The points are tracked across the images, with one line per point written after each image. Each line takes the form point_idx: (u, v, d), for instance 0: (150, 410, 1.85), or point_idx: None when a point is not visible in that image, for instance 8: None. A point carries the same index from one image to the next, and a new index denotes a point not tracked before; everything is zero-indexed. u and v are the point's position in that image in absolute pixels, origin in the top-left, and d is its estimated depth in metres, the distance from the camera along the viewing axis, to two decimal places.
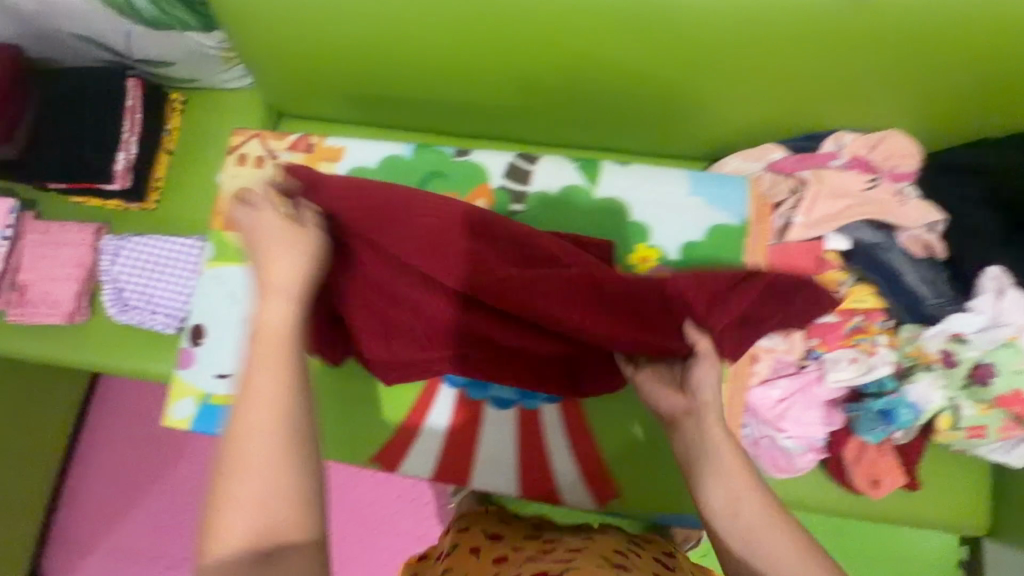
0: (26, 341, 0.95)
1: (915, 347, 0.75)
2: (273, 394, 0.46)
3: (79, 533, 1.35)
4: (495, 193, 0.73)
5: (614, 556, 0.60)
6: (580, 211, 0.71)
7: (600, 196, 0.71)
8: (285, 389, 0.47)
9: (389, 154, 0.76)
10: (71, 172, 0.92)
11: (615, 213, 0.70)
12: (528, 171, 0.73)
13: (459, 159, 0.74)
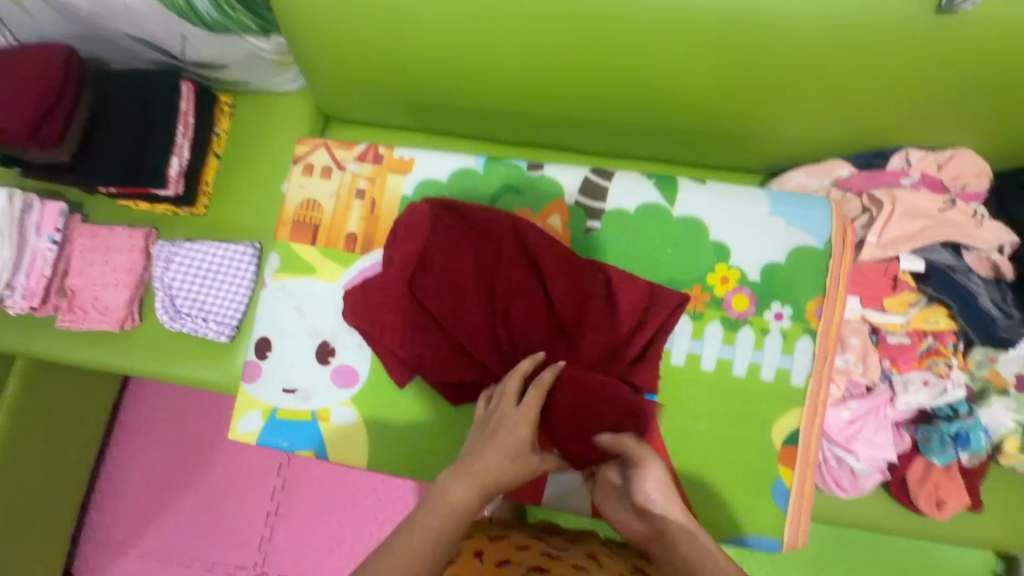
0: (76, 347, 0.94)
1: (989, 372, 0.74)
2: (433, 531, 0.51)
3: (112, 533, 1.28)
4: (570, 210, 0.72)
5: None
6: (657, 228, 0.71)
7: (678, 214, 0.71)
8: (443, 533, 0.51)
9: (460, 167, 0.75)
10: (126, 176, 0.91)
11: (694, 231, 0.70)
12: (604, 188, 0.72)
13: (533, 173, 0.74)
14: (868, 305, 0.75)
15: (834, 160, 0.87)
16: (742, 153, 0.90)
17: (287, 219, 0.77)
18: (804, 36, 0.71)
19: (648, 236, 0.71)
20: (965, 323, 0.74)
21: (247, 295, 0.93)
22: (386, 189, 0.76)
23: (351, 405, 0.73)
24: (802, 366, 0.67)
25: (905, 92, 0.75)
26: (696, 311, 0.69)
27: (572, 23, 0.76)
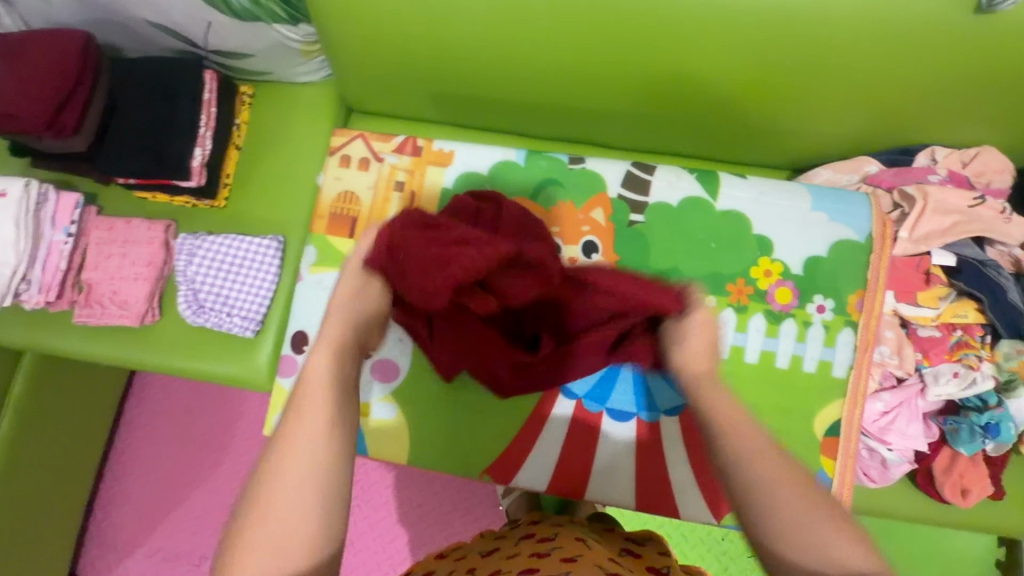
0: (93, 342, 0.92)
1: (1017, 364, 0.75)
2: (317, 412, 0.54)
3: (119, 531, 1.19)
4: (613, 203, 0.73)
5: (603, 570, 0.62)
6: (702, 222, 0.72)
7: (721, 208, 0.72)
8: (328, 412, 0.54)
9: (501, 159, 0.75)
10: (146, 167, 0.89)
11: (737, 226, 0.72)
12: (646, 181, 0.73)
13: (575, 167, 0.74)
14: (902, 299, 0.78)
15: (862, 157, 0.90)
16: (770, 149, 0.91)
17: (322, 212, 0.76)
18: (845, 36, 0.72)
19: (693, 229, 0.72)
20: (994, 317, 0.76)
21: (272, 289, 0.92)
22: (424, 182, 0.76)
23: (392, 401, 0.76)
24: (844, 358, 0.70)
25: (937, 93, 0.77)
26: (740, 304, 0.71)
27: (611, 19, 0.75)
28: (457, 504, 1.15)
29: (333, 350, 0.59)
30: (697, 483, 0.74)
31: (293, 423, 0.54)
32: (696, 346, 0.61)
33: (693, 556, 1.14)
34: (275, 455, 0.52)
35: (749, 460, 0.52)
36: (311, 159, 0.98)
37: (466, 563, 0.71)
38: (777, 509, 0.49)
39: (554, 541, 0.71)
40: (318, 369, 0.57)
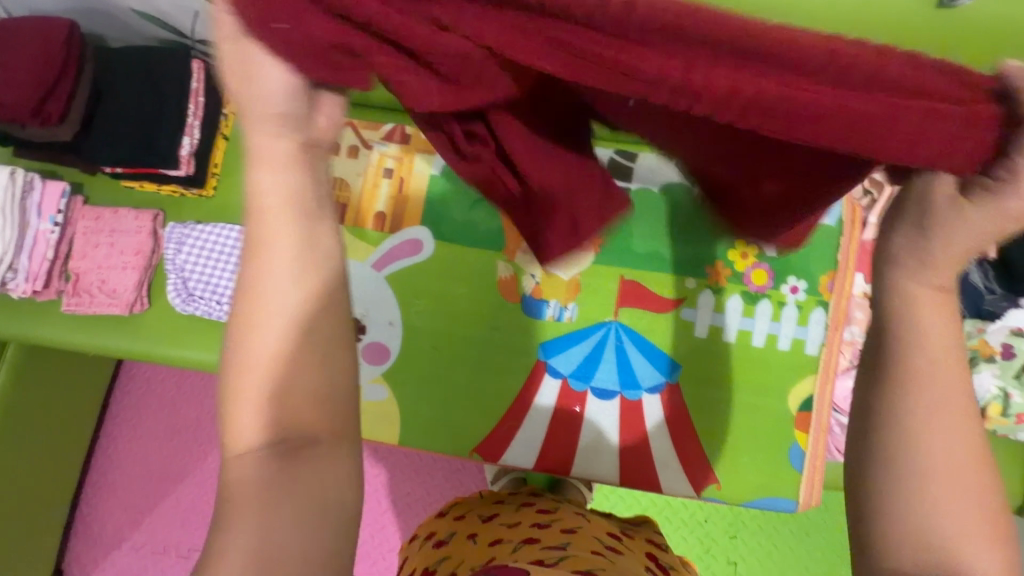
0: (81, 332, 0.92)
1: (978, 341, 0.81)
2: (280, 273, 0.39)
3: (106, 525, 1.18)
4: None
5: (601, 546, 0.65)
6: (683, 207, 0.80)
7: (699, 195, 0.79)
8: (296, 268, 0.40)
9: None
10: (134, 156, 0.89)
11: None
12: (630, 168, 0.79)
13: None
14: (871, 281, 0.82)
15: None
16: None
17: None
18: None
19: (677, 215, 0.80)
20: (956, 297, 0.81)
21: None
22: (412, 169, 0.83)
23: (382, 382, 0.79)
24: (816, 337, 0.77)
25: None
26: (719, 285, 0.79)
27: None
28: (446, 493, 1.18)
29: (285, 169, 0.39)
30: (679, 460, 0.76)
31: (264, 267, 0.39)
32: (952, 243, 0.34)
33: (677, 538, 1.18)
34: (250, 312, 0.40)
35: (929, 387, 0.35)
36: None
37: (466, 526, 0.74)
38: (925, 468, 0.34)
39: (554, 513, 0.74)
40: (273, 199, 0.39)
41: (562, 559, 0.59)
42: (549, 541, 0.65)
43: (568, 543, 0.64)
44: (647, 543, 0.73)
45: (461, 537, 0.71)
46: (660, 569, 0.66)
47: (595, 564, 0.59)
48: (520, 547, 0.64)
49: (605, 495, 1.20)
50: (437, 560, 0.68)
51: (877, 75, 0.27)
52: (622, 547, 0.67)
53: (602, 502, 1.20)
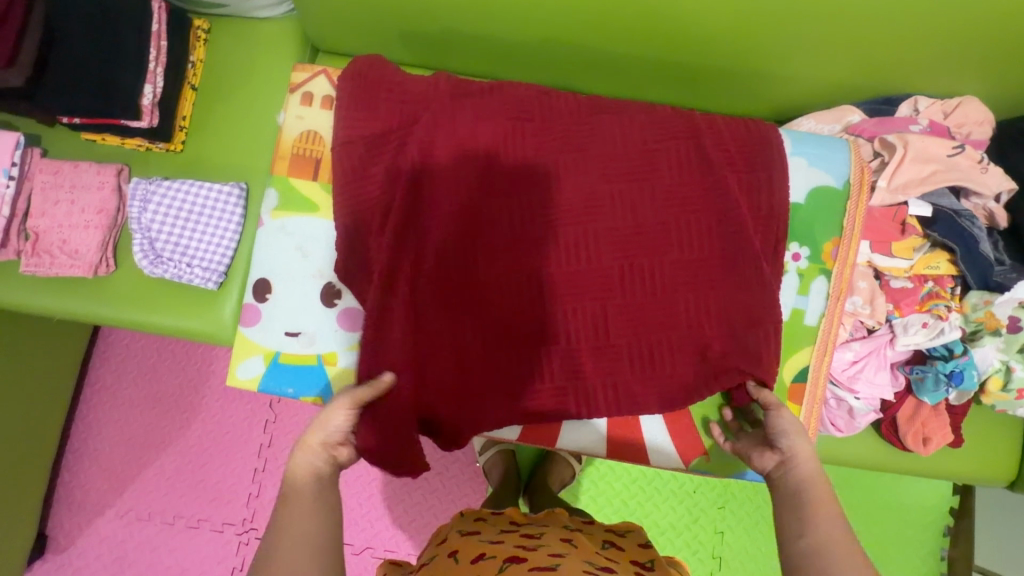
0: (46, 293, 0.87)
1: (984, 314, 0.77)
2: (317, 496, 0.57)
3: (88, 492, 1.16)
4: None
5: (592, 566, 0.63)
6: None
7: None
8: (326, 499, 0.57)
9: None
10: (94, 104, 0.82)
11: None
12: None
13: None
14: (877, 249, 0.77)
15: (846, 107, 0.87)
16: (750, 95, 0.88)
17: (284, 154, 0.79)
18: None
19: None
20: (965, 268, 0.76)
21: (235, 238, 0.87)
22: None
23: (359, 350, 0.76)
24: (817, 307, 0.76)
25: (917, 42, 0.75)
26: None
27: None
28: (433, 462, 1.19)
29: (310, 459, 0.59)
30: (668, 428, 0.77)
31: (291, 508, 0.55)
32: (795, 432, 0.64)
33: (665, 508, 1.18)
34: (284, 516, 0.55)
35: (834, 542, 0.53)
36: (273, 104, 0.92)
37: (447, 546, 0.72)
38: (826, 553, 0.53)
39: (540, 538, 0.71)
40: (299, 475, 0.58)
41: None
42: (537, 561, 0.63)
43: (557, 564, 0.62)
44: (631, 563, 0.71)
45: (442, 562, 0.68)
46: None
47: None
48: (506, 568, 0.62)
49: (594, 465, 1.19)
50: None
51: (552, 263, 0.71)
52: (611, 566, 0.66)
53: (590, 471, 1.19)
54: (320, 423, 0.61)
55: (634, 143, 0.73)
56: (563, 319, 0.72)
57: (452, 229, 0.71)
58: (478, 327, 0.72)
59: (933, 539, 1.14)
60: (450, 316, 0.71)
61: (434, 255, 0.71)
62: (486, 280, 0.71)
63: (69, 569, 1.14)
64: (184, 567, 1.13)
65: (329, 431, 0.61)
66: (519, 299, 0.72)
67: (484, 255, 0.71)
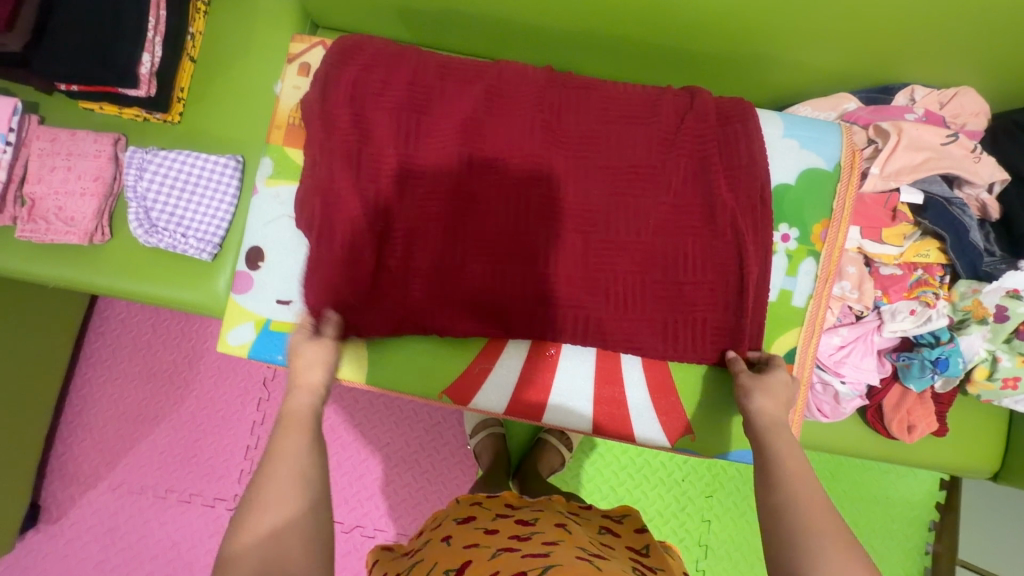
0: (42, 260, 0.87)
1: (972, 302, 0.78)
2: (302, 441, 0.58)
3: (80, 464, 1.17)
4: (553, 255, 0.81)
5: (586, 552, 0.64)
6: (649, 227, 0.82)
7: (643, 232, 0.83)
8: (311, 441, 0.58)
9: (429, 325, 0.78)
10: (91, 70, 0.81)
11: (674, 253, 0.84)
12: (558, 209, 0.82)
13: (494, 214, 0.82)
14: (867, 236, 0.77)
15: (842, 95, 0.88)
16: (746, 80, 0.89)
17: (282, 123, 0.80)
18: None
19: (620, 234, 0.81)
20: (955, 257, 0.76)
21: (231, 210, 0.88)
22: None
23: None
24: (804, 288, 0.76)
25: (909, 32, 0.76)
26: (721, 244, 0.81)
27: None
28: (424, 444, 1.20)
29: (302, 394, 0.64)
30: (655, 408, 0.78)
31: (278, 445, 0.57)
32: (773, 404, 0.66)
33: (652, 496, 1.18)
34: (276, 453, 0.56)
35: (796, 493, 0.55)
36: (270, 76, 0.92)
37: (441, 530, 0.74)
38: (788, 497, 0.55)
39: (534, 524, 0.72)
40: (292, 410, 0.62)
41: (545, 569, 0.57)
42: (531, 549, 0.63)
43: (551, 551, 0.62)
44: (629, 548, 0.73)
45: (435, 548, 0.69)
46: (644, 571, 0.66)
47: (578, 567, 0.57)
48: (499, 556, 0.63)
49: (584, 450, 1.20)
50: (411, 566, 0.68)
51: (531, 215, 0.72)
52: (604, 552, 0.66)
53: (580, 457, 1.20)
54: (311, 357, 0.67)
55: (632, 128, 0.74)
56: (563, 256, 0.73)
57: (433, 198, 0.72)
58: (493, 263, 0.72)
59: (918, 533, 1.15)
60: (479, 254, 0.72)
61: (411, 212, 0.72)
62: (479, 235, 0.72)
63: (62, 539, 1.15)
64: (176, 541, 1.15)
65: (321, 367, 0.66)
66: (514, 240, 0.72)
67: (474, 217, 0.72)
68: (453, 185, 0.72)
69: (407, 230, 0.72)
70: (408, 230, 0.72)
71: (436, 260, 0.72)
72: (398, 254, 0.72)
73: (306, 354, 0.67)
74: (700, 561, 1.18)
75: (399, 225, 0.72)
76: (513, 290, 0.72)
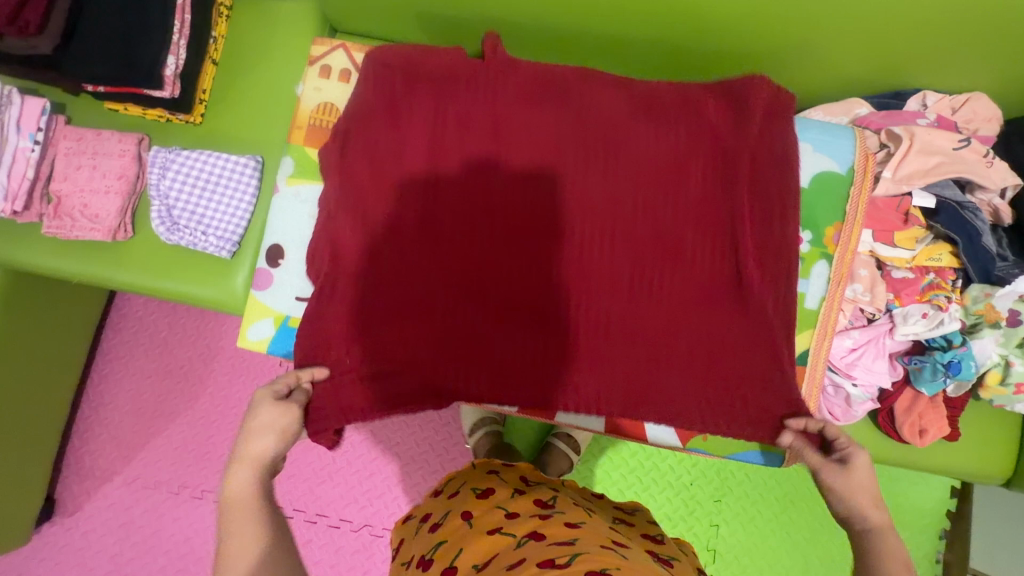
0: (66, 256, 0.89)
1: (984, 306, 0.78)
2: (250, 544, 0.55)
3: (97, 459, 1.19)
4: None
5: (609, 541, 0.64)
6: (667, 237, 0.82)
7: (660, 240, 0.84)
8: (262, 544, 0.55)
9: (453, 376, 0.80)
10: (116, 71, 0.83)
11: None
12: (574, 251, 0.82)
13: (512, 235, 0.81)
14: (880, 239, 0.78)
15: (853, 99, 0.89)
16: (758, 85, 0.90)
17: (302, 124, 0.82)
18: None
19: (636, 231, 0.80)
20: (967, 261, 0.77)
21: (250, 209, 0.90)
22: None
23: None
24: (817, 290, 0.77)
25: (922, 37, 0.76)
26: None
27: None
28: (434, 443, 1.21)
29: (254, 469, 0.59)
30: None
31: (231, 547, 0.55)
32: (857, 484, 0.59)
33: (660, 498, 1.19)
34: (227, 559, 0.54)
35: None
36: (290, 79, 0.94)
37: (461, 504, 0.75)
38: None
39: (553, 505, 0.73)
40: (241, 493, 0.57)
41: (573, 557, 0.57)
42: (555, 536, 0.63)
43: (575, 540, 0.62)
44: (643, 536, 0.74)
45: (455, 527, 0.71)
46: (662, 562, 0.67)
47: (605, 557, 0.58)
48: (524, 545, 0.63)
49: (592, 451, 1.20)
50: (433, 545, 0.69)
51: (553, 203, 0.74)
52: (625, 541, 0.67)
53: (588, 458, 1.20)
54: (265, 427, 0.61)
55: (646, 143, 0.74)
56: (585, 246, 0.73)
57: (460, 190, 0.74)
58: (517, 248, 0.73)
59: (929, 541, 1.14)
60: (503, 241, 0.73)
61: (436, 201, 0.74)
62: (502, 221, 0.74)
63: (78, 532, 1.17)
64: (189, 536, 1.16)
65: (275, 439, 0.60)
66: (539, 226, 0.74)
67: (497, 206, 0.74)
68: (467, 187, 0.73)
69: (432, 215, 0.74)
70: (433, 220, 0.74)
71: (461, 245, 0.73)
72: (420, 241, 0.73)
73: (262, 415, 0.61)
74: (708, 565, 1.17)
75: (426, 211, 0.74)
76: (537, 275, 0.73)
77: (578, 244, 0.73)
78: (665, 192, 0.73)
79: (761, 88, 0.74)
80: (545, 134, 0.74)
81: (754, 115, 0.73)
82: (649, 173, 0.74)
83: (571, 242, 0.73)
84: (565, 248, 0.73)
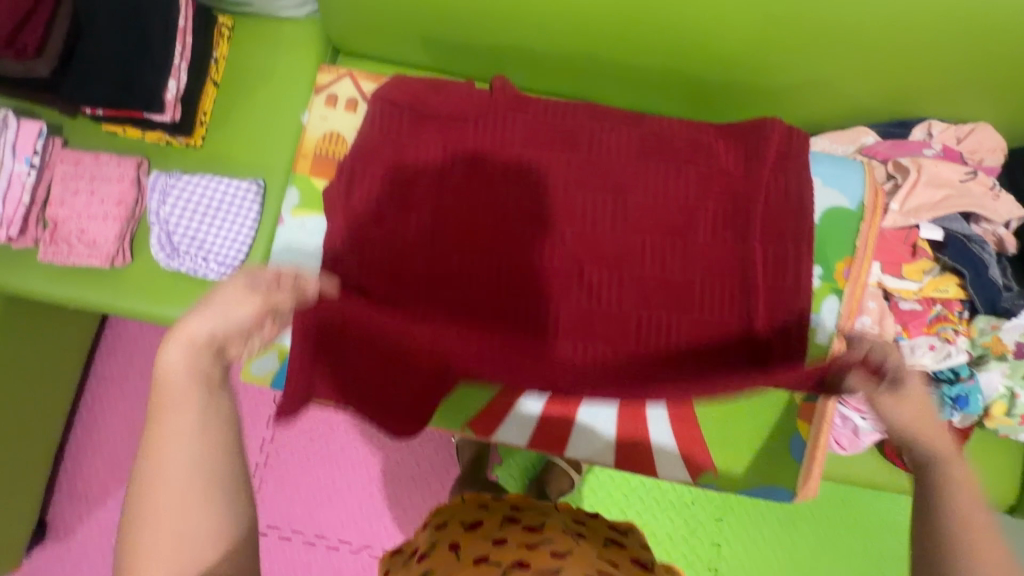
0: (62, 282, 0.88)
1: (991, 339, 0.78)
2: (189, 444, 0.43)
3: (90, 483, 1.16)
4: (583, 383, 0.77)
5: (595, 569, 0.63)
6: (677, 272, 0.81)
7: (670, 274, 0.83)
8: (201, 442, 0.44)
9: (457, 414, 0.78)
10: (115, 95, 0.82)
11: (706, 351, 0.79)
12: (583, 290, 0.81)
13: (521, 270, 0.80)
14: (888, 271, 0.78)
15: (860, 128, 0.89)
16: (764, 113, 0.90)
17: (308, 152, 0.81)
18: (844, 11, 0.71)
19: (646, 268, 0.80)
20: (974, 292, 0.77)
21: (251, 234, 0.88)
22: None
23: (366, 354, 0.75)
24: (828, 324, 0.76)
25: (930, 70, 0.77)
26: None
27: None
28: (435, 465, 1.20)
29: (192, 348, 0.46)
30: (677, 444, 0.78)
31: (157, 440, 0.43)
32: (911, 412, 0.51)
33: (662, 519, 1.18)
34: (157, 455, 0.43)
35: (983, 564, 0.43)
36: (293, 102, 0.93)
37: (448, 536, 0.73)
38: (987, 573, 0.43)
39: (541, 532, 0.71)
40: (175, 376, 0.45)
41: None
42: (540, 565, 0.62)
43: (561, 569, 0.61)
44: (635, 558, 0.73)
45: (442, 559, 0.69)
46: None
47: None
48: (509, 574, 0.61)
49: (594, 472, 1.19)
50: None
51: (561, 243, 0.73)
52: (613, 568, 0.66)
53: (590, 478, 1.20)
54: (218, 309, 0.47)
55: (656, 175, 0.74)
56: (594, 284, 0.73)
57: (468, 227, 0.73)
58: (523, 287, 0.73)
59: None
60: (509, 280, 0.73)
61: (444, 240, 0.73)
62: (509, 259, 0.73)
63: (70, 558, 1.14)
64: None
65: (222, 323, 0.47)
66: (546, 265, 0.73)
67: (504, 245, 0.73)
68: (476, 221, 0.73)
69: (439, 255, 0.73)
70: (438, 259, 0.73)
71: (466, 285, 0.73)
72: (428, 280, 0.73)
73: (219, 293, 0.49)
74: None
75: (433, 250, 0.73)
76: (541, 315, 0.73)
77: (585, 284, 0.73)
78: (676, 226, 0.73)
79: (772, 129, 0.73)
80: (554, 166, 0.74)
81: (768, 152, 0.72)
82: (659, 207, 0.73)
83: (581, 281, 0.73)
84: (571, 289, 0.73)
